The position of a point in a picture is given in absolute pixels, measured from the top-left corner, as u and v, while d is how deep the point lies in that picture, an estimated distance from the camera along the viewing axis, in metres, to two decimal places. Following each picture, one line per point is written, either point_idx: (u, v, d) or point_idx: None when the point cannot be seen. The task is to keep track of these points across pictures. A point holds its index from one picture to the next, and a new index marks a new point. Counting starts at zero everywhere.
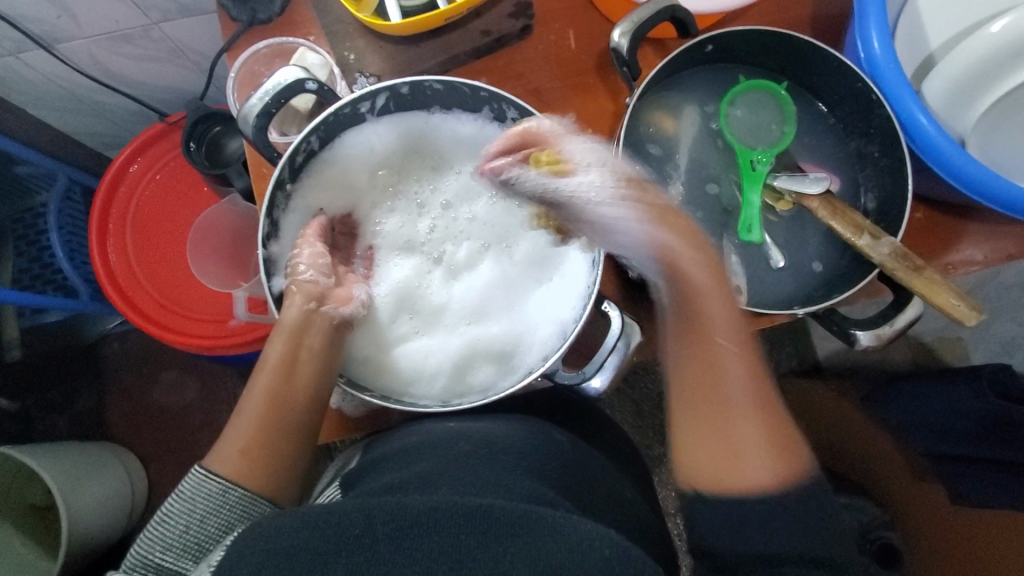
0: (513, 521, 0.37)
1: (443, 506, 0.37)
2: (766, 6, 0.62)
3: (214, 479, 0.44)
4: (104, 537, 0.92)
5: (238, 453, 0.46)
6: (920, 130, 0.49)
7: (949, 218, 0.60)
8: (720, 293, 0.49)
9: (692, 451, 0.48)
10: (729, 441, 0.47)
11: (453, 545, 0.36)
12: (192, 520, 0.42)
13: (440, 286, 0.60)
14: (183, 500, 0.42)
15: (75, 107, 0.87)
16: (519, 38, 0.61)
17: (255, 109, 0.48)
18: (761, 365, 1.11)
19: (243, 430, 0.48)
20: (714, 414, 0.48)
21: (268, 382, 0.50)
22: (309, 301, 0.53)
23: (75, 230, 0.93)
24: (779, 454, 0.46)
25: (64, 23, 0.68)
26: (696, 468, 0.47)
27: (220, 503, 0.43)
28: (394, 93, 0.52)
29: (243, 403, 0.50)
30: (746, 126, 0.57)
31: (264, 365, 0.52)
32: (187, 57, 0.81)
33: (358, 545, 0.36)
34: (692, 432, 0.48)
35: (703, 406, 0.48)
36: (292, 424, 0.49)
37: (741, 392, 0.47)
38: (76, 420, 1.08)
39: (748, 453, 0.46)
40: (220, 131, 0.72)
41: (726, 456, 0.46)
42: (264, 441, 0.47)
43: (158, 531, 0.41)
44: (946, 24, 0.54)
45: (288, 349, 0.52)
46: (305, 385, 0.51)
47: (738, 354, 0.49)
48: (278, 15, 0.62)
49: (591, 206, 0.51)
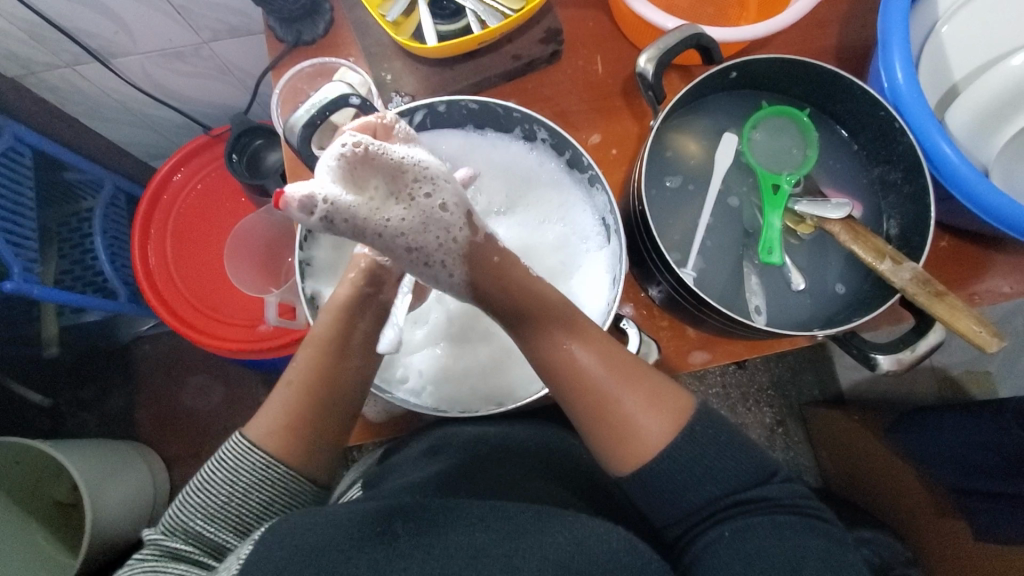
0: (529, 524, 0.36)
1: (462, 509, 0.37)
2: (790, 37, 0.64)
3: (256, 453, 0.45)
4: (122, 535, 0.93)
5: (283, 427, 0.46)
6: (942, 159, 0.50)
7: (973, 248, 0.60)
8: (584, 337, 0.45)
9: (628, 445, 0.43)
10: (613, 428, 0.43)
11: (469, 543, 0.34)
12: (235, 492, 0.45)
13: (407, 211, 0.41)
14: (228, 470, 0.45)
15: (125, 118, 0.92)
16: (548, 63, 0.63)
17: (301, 121, 0.51)
18: (782, 394, 1.11)
19: (286, 406, 0.47)
20: (606, 415, 0.44)
21: (316, 358, 0.48)
22: (367, 283, 0.49)
23: (118, 234, 0.97)
24: (667, 407, 0.44)
25: (121, 39, 0.74)
26: (626, 452, 0.43)
27: (263, 477, 0.45)
28: (431, 111, 0.55)
29: (289, 373, 0.48)
30: (768, 151, 0.58)
31: (309, 342, 0.48)
32: (233, 75, 0.86)
33: (381, 541, 0.34)
34: (620, 442, 0.43)
35: (604, 427, 0.44)
36: (341, 407, 0.48)
37: (615, 407, 0.43)
38: (105, 418, 1.11)
39: (648, 442, 0.43)
40: (260, 144, 0.76)
41: (612, 438, 0.43)
42: (308, 422, 0.47)
43: (197, 499, 0.45)
44: (971, 56, 0.55)
45: (338, 327, 0.48)
46: (353, 371, 0.48)
47: (623, 372, 0.44)
48: (322, 37, 0.66)
49: (615, 226, 0.53)
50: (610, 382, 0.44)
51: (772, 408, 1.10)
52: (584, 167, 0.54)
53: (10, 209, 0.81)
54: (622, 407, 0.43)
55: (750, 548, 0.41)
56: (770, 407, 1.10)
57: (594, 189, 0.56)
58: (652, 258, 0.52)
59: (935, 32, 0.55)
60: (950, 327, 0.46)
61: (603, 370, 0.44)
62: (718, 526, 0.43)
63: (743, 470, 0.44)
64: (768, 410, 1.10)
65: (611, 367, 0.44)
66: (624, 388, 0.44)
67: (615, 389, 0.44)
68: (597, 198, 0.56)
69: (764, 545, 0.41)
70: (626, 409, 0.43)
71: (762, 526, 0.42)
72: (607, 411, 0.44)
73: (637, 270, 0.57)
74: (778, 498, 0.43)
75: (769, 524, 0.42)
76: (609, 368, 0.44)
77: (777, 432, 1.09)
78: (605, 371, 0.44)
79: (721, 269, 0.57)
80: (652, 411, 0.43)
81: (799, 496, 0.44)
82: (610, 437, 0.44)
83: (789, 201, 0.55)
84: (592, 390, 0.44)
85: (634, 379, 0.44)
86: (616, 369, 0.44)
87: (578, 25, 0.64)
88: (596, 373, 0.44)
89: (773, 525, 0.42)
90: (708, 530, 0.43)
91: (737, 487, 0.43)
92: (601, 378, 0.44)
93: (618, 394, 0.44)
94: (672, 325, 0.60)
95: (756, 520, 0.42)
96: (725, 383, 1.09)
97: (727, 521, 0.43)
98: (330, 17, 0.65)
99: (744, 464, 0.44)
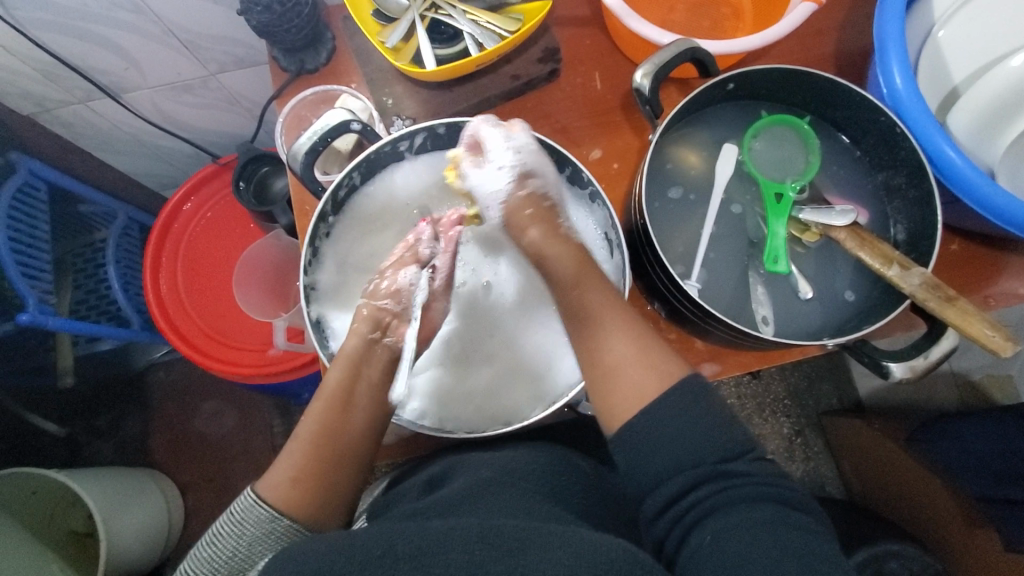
0: (531, 540, 0.35)
1: (460, 526, 0.36)
2: (788, 45, 0.64)
3: (262, 505, 0.45)
4: (136, 563, 0.92)
5: (290, 480, 0.47)
6: (947, 162, 0.50)
7: (985, 250, 0.59)
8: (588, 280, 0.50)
9: (623, 392, 0.44)
10: (608, 375, 0.46)
11: (468, 560, 0.34)
12: (240, 545, 0.44)
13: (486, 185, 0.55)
14: (235, 523, 0.45)
15: (137, 150, 0.95)
16: (547, 81, 0.64)
17: (304, 147, 0.52)
18: (799, 404, 1.09)
19: (296, 457, 0.48)
20: (600, 360, 0.47)
21: (322, 412, 0.50)
22: (371, 330, 0.53)
23: (131, 264, 0.99)
24: (658, 366, 0.45)
25: (131, 74, 0.76)
26: (617, 402, 0.44)
27: (268, 530, 0.44)
28: (432, 133, 0.55)
29: (299, 427, 0.50)
30: (768, 160, 0.58)
31: (322, 393, 0.51)
32: (240, 104, 0.88)
33: (379, 565, 0.34)
34: (614, 390, 0.45)
35: (599, 377, 0.46)
36: (349, 454, 0.49)
37: (609, 353, 0.46)
38: (120, 446, 1.12)
39: (634, 398, 0.44)
40: (267, 171, 0.77)
41: (610, 386, 0.45)
42: (314, 468, 0.47)
43: (208, 551, 0.44)
44: (970, 58, 0.55)
45: (344, 377, 0.51)
46: (359, 422, 0.50)
47: (620, 324, 0.47)
48: (324, 65, 0.67)
49: (617, 240, 0.53)
50: (608, 326, 0.47)
51: (790, 418, 1.08)
52: (585, 183, 0.55)
53: (26, 242, 0.82)
54: (617, 354, 0.46)
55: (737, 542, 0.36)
56: (788, 418, 1.08)
57: (595, 205, 0.56)
58: (656, 272, 0.52)
59: (932, 37, 0.55)
60: (963, 332, 0.45)
61: (604, 315, 0.48)
62: (697, 530, 0.38)
63: (704, 437, 0.41)
64: (786, 420, 1.08)
65: (610, 314, 0.48)
66: (620, 337, 0.47)
67: (603, 334, 0.47)
68: (598, 214, 0.56)
69: (748, 543, 0.36)
70: (617, 357, 0.46)
71: (736, 513, 0.37)
72: (598, 364, 0.47)
73: (642, 284, 0.57)
74: (749, 475, 0.40)
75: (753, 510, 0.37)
76: (608, 313, 0.48)
77: (796, 443, 1.07)
78: (604, 316, 0.48)
79: (727, 279, 0.56)
80: (645, 362, 0.45)
81: (770, 475, 0.40)
82: (602, 385, 0.46)
83: (792, 210, 0.55)
84: (594, 328, 0.48)
85: (631, 330, 0.47)
86: (615, 316, 0.48)
87: (576, 43, 0.65)
88: (593, 312, 0.48)
89: (759, 516, 0.37)
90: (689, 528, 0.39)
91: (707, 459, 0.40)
92: (600, 317, 0.48)
93: (614, 342, 0.46)
94: (680, 337, 0.59)
95: (733, 510, 0.38)
96: (740, 394, 1.08)
97: (701, 516, 0.38)
98: (333, 45, 0.67)
99: (704, 430, 0.41)
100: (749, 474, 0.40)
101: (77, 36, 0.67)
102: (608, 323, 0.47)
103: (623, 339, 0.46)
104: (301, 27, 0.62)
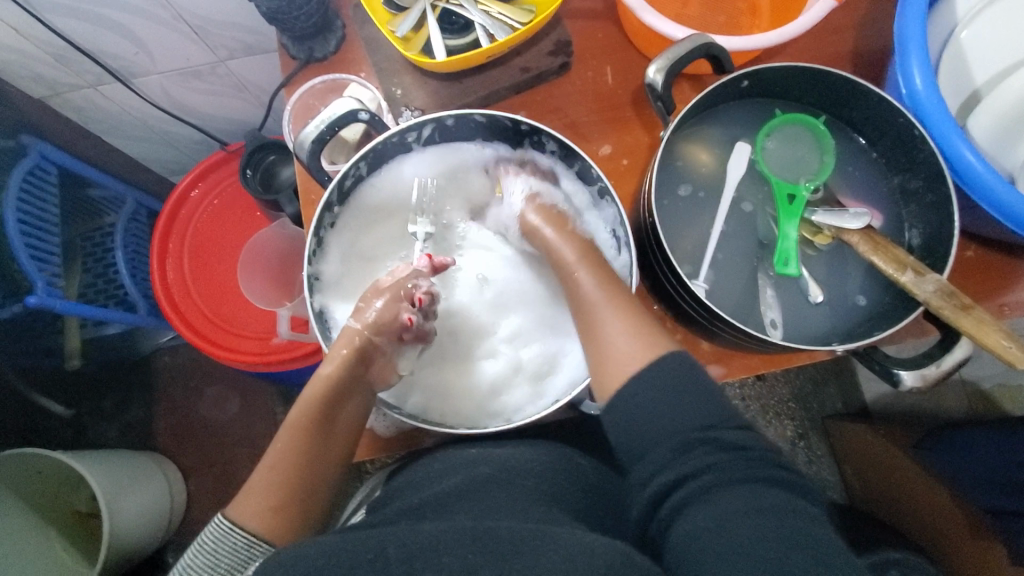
0: (525, 541, 0.34)
1: (454, 530, 0.35)
2: (805, 43, 0.63)
3: (240, 534, 0.44)
4: (137, 547, 0.93)
5: (269, 507, 0.46)
6: (966, 166, 0.48)
7: (1001, 257, 0.58)
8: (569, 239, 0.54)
9: (611, 357, 0.45)
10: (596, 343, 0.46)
11: (462, 563, 0.33)
12: (216, 575, 0.43)
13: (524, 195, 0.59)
14: (208, 552, 0.44)
15: (146, 136, 0.95)
16: (557, 74, 0.63)
17: (310, 136, 0.51)
18: (803, 407, 1.08)
19: (273, 486, 0.47)
20: (587, 327, 0.48)
21: (301, 442, 0.49)
22: (357, 361, 0.53)
23: (139, 249, 0.99)
24: (646, 333, 0.45)
25: (141, 59, 0.76)
26: (609, 369, 0.44)
27: (247, 557, 0.44)
28: (440, 125, 0.54)
29: (272, 455, 0.48)
30: (781, 160, 0.56)
31: (296, 422, 0.49)
32: (248, 91, 0.87)
33: (368, 567, 0.33)
34: (606, 356, 0.45)
35: (588, 345, 0.47)
36: (327, 481, 0.49)
37: (594, 319, 0.47)
38: (124, 429, 1.13)
39: (624, 361, 0.44)
40: (274, 159, 0.76)
41: (597, 354, 0.46)
42: (297, 499, 0.47)
43: None
44: (993, 60, 0.53)
45: (322, 408, 0.50)
46: (338, 449, 0.50)
47: (604, 287, 0.49)
48: (333, 54, 0.66)
49: (625, 238, 0.52)
50: (596, 288, 0.49)
51: (794, 420, 1.07)
52: (594, 180, 0.54)
53: (35, 225, 0.83)
54: (599, 318, 0.47)
55: (727, 517, 0.34)
56: (792, 420, 1.07)
57: (603, 203, 0.55)
58: (663, 273, 0.51)
59: (955, 37, 0.54)
60: (978, 342, 0.44)
61: (588, 273, 0.51)
62: (683, 506, 0.36)
63: (696, 411, 0.40)
64: (789, 423, 1.07)
65: (596, 279, 0.50)
66: (604, 300, 0.48)
67: (592, 298, 0.49)
68: (607, 211, 0.55)
69: (737, 525, 0.34)
70: (601, 322, 0.47)
71: (723, 492, 0.35)
72: (590, 328, 0.48)
73: (648, 282, 0.56)
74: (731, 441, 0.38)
75: (741, 485, 0.36)
76: (597, 278, 0.50)
77: (799, 446, 1.06)
78: (594, 280, 0.50)
79: (735, 280, 0.55)
80: (632, 331, 0.45)
81: (759, 448, 0.38)
82: (592, 354, 0.46)
83: (805, 212, 0.54)
84: (582, 291, 0.50)
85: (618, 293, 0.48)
86: (605, 278, 0.50)
87: (588, 36, 0.64)
88: (576, 275, 0.51)
89: (742, 495, 0.35)
90: (674, 510, 0.36)
91: (694, 425, 0.39)
92: (585, 277, 0.50)
93: (600, 305, 0.48)
94: (686, 339, 0.58)
95: (726, 487, 0.36)
96: (744, 395, 1.07)
97: (684, 476, 0.37)
98: (342, 34, 0.66)
99: (698, 403, 0.40)
100: (739, 444, 0.38)
101: (89, 20, 0.67)
102: (598, 285, 0.49)
103: (606, 299, 0.48)
104: (310, 15, 0.61)
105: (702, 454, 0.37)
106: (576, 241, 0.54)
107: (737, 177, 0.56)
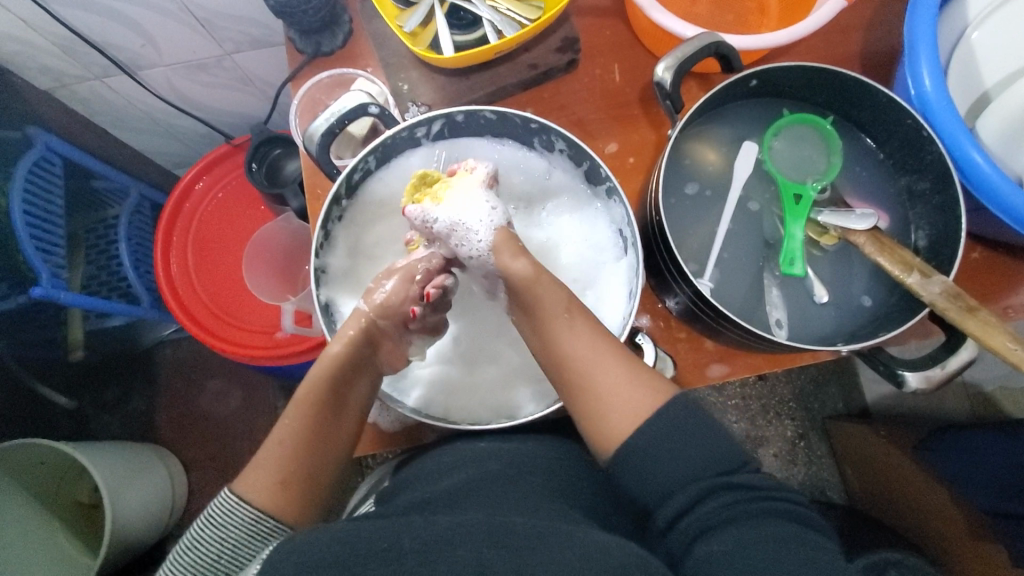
0: (534, 536, 0.34)
1: (466, 523, 0.36)
2: (813, 43, 0.63)
3: (246, 509, 0.44)
4: (139, 538, 0.93)
5: (275, 484, 0.46)
6: (974, 169, 0.48)
7: (1006, 259, 0.58)
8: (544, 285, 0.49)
9: (615, 422, 0.44)
10: (595, 406, 0.45)
11: (476, 557, 0.33)
12: (224, 548, 0.44)
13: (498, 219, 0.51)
14: (217, 525, 0.45)
15: (151, 128, 0.95)
16: (565, 71, 0.63)
17: (320, 129, 0.51)
18: (804, 407, 1.08)
19: (279, 462, 0.47)
20: (580, 388, 0.46)
21: (307, 420, 0.48)
22: (365, 344, 0.52)
23: (143, 242, 0.99)
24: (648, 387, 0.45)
25: (148, 51, 0.75)
26: (611, 432, 0.44)
27: (253, 532, 0.44)
28: (449, 120, 0.54)
29: (278, 431, 0.48)
30: (789, 161, 0.57)
31: (303, 400, 0.49)
32: (254, 85, 0.87)
33: (382, 559, 0.33)
34: (607, 419, 0.45)
35: (583, 405, 0.46)
36: (332, 461, 0.49)
37: (592, 382, 0.46)
38: (126, 421, 1.13)
39: (629, 422, 0.44)
40: (280, 153, 0.77)
41: (595, 416, 0.45)
42: (303, 476, 0.47)
43: (188, 556, 0.45)
44: (1004, 61, 0.53)
45: (329, 388, 0.49)
46: (345, 428, 0.50)
47: (593, 348, 0.47)
48: (340, 48, 0.66)
49: (632, 236, 0.52)
50: (586, 350, 0.47)
51: (794, 420, 1.08)
52: (602, 178, 0.54)
53: (40, 216, 0.83)
54: (595, 383, 0.45)
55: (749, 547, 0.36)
56: (792, 420, 1.08)
57: (611, 201, 0.55)
58: (669, 271, 0.51)
59: (965, 38, 0.54)
60: (982, 343, 0.44)
61: (573, 336, 0.47)
62: (703, 540, 0.38)
63: (712, 452, 0.42)
64: (790, 423, 1.07)
65: (582, 338, 0.47)
66: (599, 361, 0.46)
67: (583, 362, 0.46)
68: (614, 210, 0.55)
69: (758, 557, 0.36)
70: (596, 386, 0.46)
71: (744, 526, 0.38)
72: (586, 391, 0.46)
73: (654, 280, 0.56)
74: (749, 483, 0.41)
75: (760, 521, 0.38)
76: (583, 337, 0.47)
77: (799, 446, 1.06)
78: (583, 339, 0.47)
79: (740, 279, 0.55)
80: (630, 387, 0.45)
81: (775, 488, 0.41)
82: (591, 418, 0.45)
83: (811, 212, 0.54)
84: (570, 350, 0.47)
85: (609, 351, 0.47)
86: (592, 336, 0.47)
87: (596, 33, 0.64)
88: (562, 333, 0.47)
89: (763, 529, 0.37)
90: (697, 544, 0.38)
91: (713, 468, 0.42)
92: (571, 337, 0.47)
93: (596, 368, 0.46)
94: (690, 337, 0.59)
95: (739, 524, 0.38)
96: (745, 395, 1.07)
97: (705, 508, 0.40)
98: (350, 28, 0.66)
99: (709, 442, 0.42)
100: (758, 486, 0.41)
101: (97, 11, 0.67)
102: (587, 346, 0.47)
103: (597, 361, 0.46)
104: (318, 9, 0.61)
105: (723, 494, 0.40)
106: (561, 289, 0.49)
107: (744, 176, 0.57)
